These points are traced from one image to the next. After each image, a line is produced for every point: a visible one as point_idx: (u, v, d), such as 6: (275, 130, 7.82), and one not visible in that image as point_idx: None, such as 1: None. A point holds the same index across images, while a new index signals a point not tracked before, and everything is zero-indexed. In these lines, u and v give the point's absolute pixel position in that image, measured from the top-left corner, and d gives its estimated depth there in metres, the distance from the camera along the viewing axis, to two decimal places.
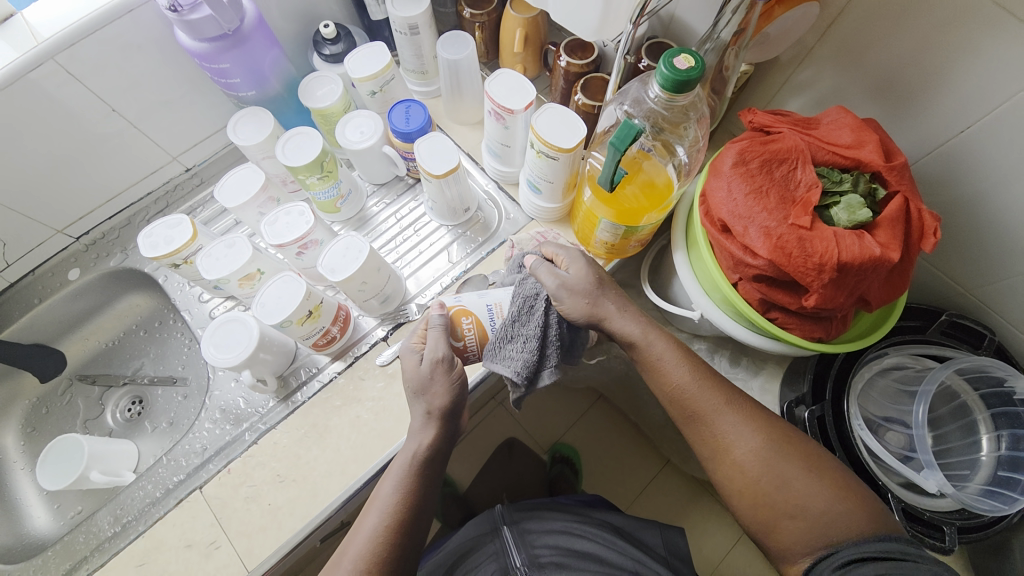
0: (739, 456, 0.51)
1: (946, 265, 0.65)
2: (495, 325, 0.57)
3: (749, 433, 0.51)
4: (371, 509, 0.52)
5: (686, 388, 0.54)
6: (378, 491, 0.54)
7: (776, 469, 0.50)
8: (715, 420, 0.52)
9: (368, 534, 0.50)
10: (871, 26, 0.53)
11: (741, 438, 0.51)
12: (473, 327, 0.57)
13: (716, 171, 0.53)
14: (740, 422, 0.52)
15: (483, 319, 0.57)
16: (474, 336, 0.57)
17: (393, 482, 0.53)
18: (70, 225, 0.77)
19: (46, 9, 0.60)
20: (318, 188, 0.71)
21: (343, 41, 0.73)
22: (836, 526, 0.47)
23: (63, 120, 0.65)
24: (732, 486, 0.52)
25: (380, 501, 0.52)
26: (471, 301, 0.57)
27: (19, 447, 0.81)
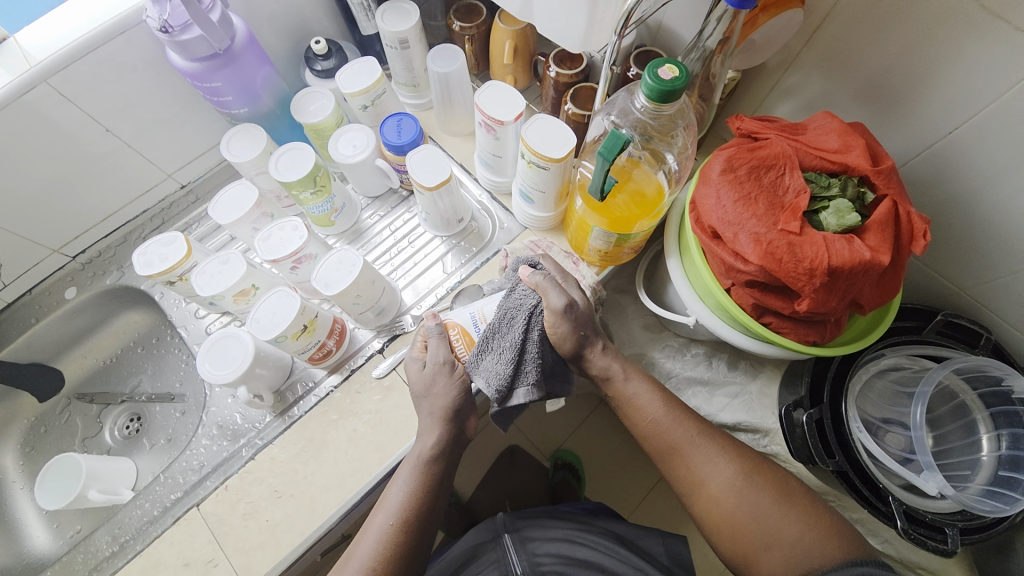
0: (715, 487, 0.56)
1: (940, 265, 0.65)
2: (479, 331, 0.60)
3: (723, 465, 0.57)
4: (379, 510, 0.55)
5: (664, 426, 0.59)
6: (387, 492, 0.56)
7: (749, 500, 0.55)
8: (692, 454, 0.58)
9: (375, 535, 0.52)
10: (856, 31, 0.54)
11: (715, 471, 0.57)
12: (460, 337, 0.60)
13: (705, 178, 0.53)
14: (713, 455, 0.57)
15: (467, 327, 0.60)
16: (462, 345, 0.59)
17: (400, 485, 0.55)
18: (66, 244, 0.78)
19: (39, 32, 0.61)
20: (312, 203, 0.71)
21: (334, 56, 0.74)
22: (809, 552, 0.51)
23: (59, 141, 0.66)
24: (713, 520, 0.56)
25: (390, 500, 0.54)
26: (458, 313, 0.61)
27: (18, 467, 0.81)
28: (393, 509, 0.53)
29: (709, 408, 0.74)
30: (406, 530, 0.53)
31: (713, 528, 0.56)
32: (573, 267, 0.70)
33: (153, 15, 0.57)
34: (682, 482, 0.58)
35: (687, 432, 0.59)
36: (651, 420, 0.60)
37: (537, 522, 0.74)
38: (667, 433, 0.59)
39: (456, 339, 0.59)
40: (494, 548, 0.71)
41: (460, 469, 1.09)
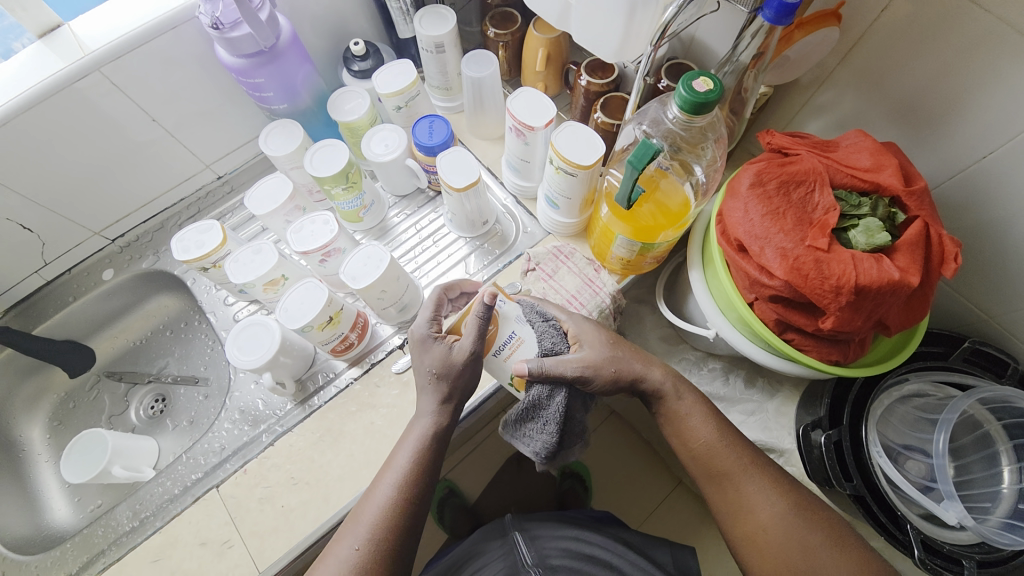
0: (765, 516, 0.55)
1: (971, 291, 0.64)
2: (499, 347, 0.53)
3: (774, 496, 0.56)
4: (367, 499, 0.54)
5: (716, 449, 0.58)
6: (380, 478, 0.55)
7: (797, 535, 0.54)
8: (745, 482, 0.57)
9: (380, 500, 0.53)
10: (892, 50, 0.54)
11: (767, 500, 0.56)
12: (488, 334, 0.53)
13: (733, 192, 0.53)
14: (766, 484, 0.57)
15: (501, 335, 0.53)
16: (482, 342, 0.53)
17: (397, 466, 0.54)
18: (106, 227, 0.81)
19: (93, 23, 0.64)
20: (343, 199, 0.73)
21: (371, 58, 0.76)
22: None
23: (106, 128, 0.69)
24: (753, 549, 0.55)
25: (391, 472, 0.54)
26: (512, 312, 0.53)
27: (46, 439, 0.84)
28: (392, 489, 0.53)
29: None
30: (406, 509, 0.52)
31: (753, 556, 0.55)
32: (594, 275, 0.71)
33: (205, 12, 0.60)
34: (727, 506, 0.57)
35: (741, 459, 0.58)
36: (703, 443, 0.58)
37: (547, 523, 0.74)
38: (718, 456, 0.58)
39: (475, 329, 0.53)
40: (502, 544, 0.72)
41: (470, 471, 1.10)
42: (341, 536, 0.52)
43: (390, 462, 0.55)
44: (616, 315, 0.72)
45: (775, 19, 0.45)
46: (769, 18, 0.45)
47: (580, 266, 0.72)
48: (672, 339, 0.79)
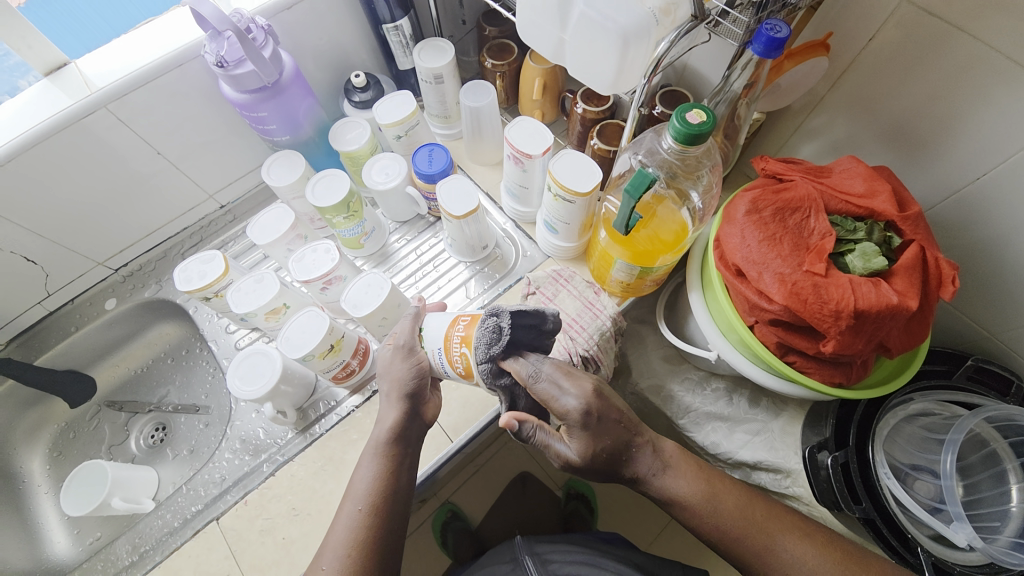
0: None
1: (971, 310, 0.64)
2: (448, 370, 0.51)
3: (807, 555, 0.51)
4: (317, 561, 0.49)
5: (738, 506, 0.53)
6: (329, 536, 0.50)
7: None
8: (774, 552, 0.51)
9: (347, 523, 0.50)
10: (881, 76, 0.55)
11: (805, 571, 0.50)
12: (461, 359, 0.49)
13: (730, 218, 0.54)
14: (797, 554, 0.51)
15: (443, 359, 0.51)
16: (463, 364, 0.49)
17: (345, 526, 0.50)
18: (110, 257, 0.82)
19: (99, 62, 0.66)
20: (344, 227, 0.74)
21: (372, 89, 0.78)
22: None
23: (110, 161, 0.70)
24: None
25: (333, 544, 0.49)
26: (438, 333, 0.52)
27: (46, 470, 0.83)
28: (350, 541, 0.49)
29: (728, 446, 0.73)
30: (362, 564, 0.48)
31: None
32: (594, 297, 0.71)
33: (210, 51, 0.61)
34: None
35: (767, 523, 0.52)
36: (710, 518, 0.52)
37: (557, 545, 0.74)
38: (737, 533, 0.52)
39: (455, 359, 0.50)
40: (513, 568, 0.72)
41: (473, 494, 1.09)
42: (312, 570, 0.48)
43: (328, 538, 0.50)
44: (617, 337, 0.72)
45: (764, 53, 0.46)
46: (759, 51, 0.46)
47: (580, 289, 0.72)
48: (674, 359, 0.79)
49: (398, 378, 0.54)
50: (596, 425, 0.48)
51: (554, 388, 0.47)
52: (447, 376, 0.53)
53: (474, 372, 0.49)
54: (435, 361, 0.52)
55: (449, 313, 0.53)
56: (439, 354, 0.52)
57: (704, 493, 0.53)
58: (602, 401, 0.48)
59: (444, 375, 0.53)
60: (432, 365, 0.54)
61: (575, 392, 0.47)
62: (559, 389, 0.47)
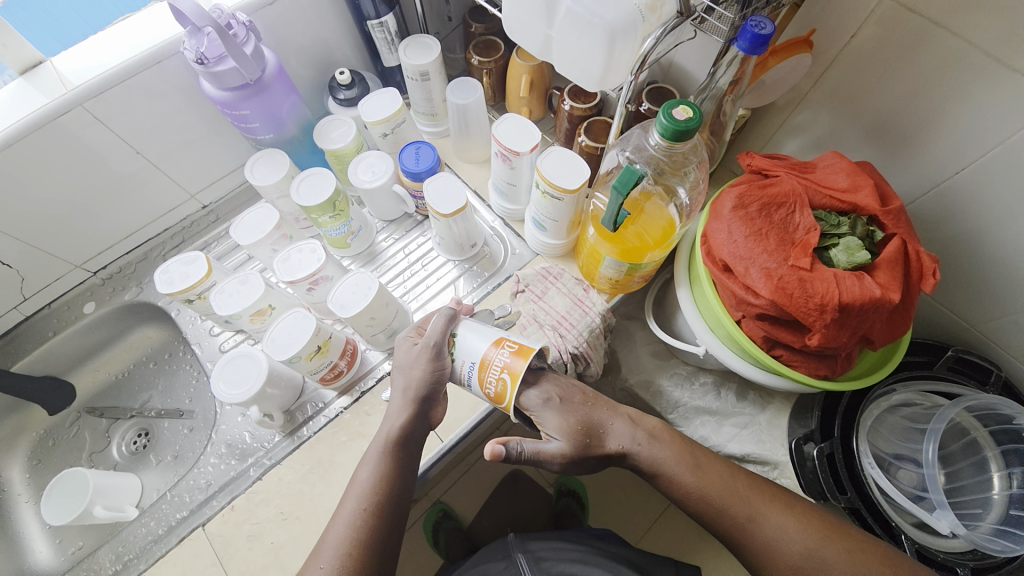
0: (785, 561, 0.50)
1: (952, 302, 0.66)
2: (473, 386, 0.53)
3: (792, 528, 0.51)
4: (315, 558, 0.48)
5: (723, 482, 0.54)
6: (328, 533, 0.50)
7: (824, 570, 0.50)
8: (761, 526, 0.52)
9: (347, 519, 0.50)
10: (863, 73, 0.56)
11: (786, 540, 0.51)
12: (496, 383, 0.51)
13: (716, 214, 0.54)
14: (778, 523, 0.52)
15: (473, 375, 0.53)
16: (495, 389, 0.51)
17: (345, 522, 0.50)
18: (88, 260, 0.80)
19: (74, 59, 0.64)
20: (330, 226, 0.73)
21: (357, 86, 0.77)
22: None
23: (87, 161, 0.68)
24: None
25: (332, 542, 0.49)
26: (477, 348, 0.53)
27: (23, 480, 0.81)
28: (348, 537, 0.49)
29: (717, 439, 0.74)
30: (361, 561, 0.48)
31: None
32: (584, 294, 0.71)
33: (191, 47, 0.60)
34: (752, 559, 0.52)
35: (751, 495, 0.53)
36: (692, 489, 0.53)
37: (549, 542, 0.74)
38: (719, 503, 0.53)
39: (490, 381, 0.51)
40: (506, 567, 0.72)
41: (464, 493, 1.08)
42: (309, 567, 0.48)
43: (326, 537, 0.50)
44: (606, 334, 0.72)
45: (750, 49, 0.46)
46: (744, 48, 0.46)
47: (569, 286, 0.72)
48: (662, 355, 0.79)
49: (418, 378, 0.55)
50: (563, 406, 0.54)
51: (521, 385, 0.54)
52: (467, 386, 0.55)
53: (506, 400, 0.51)
54: (462, 371, 0.54)
55: (491, 333, 0.53)
56: (471, 369, 0.53)
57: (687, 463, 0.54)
58: (562, 388, 0.55)
59: (463, 383, 0.55)
60: (454, 371, 0.55)
61: (540, 385, 0.54)
62: (525, 381, 0.54)
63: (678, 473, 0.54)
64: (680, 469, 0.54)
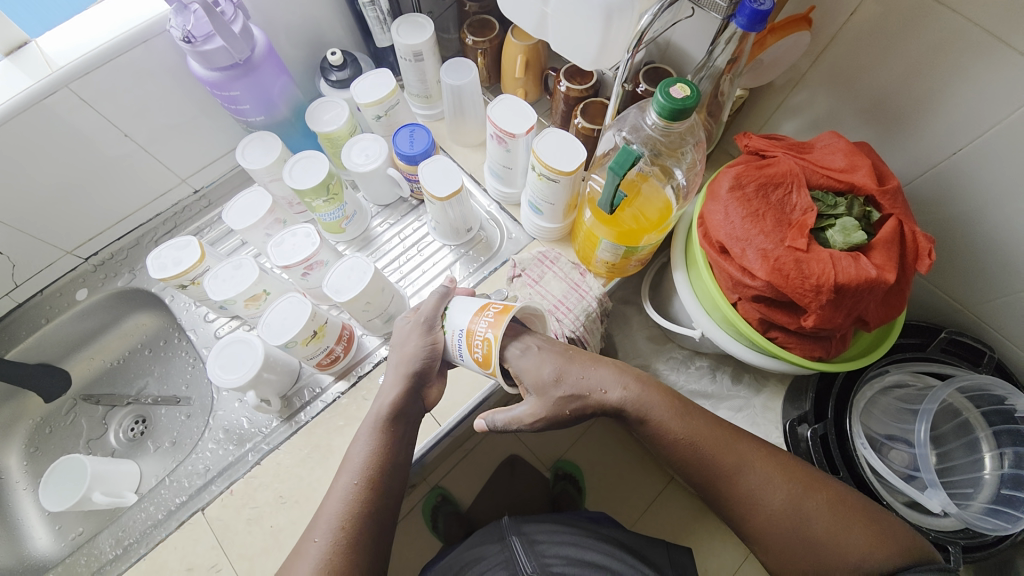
0: (764, 513, 0.52)
1: (946, 284, 0.66)
2: (465, 354, 0.54)
3: (774, 484, 0.52)
4: (310, 533, 0.49)
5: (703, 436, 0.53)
6: (322, 509, 0.51)
7: (803, 525, 0.50)
8: (743, 478, 0.52)
9: (340, 496, 0.50)
10: (862, 51, 0.55)
11: (768, 494, 0.51)
12: (482, 347, 0.52)
13: (714, 195, 0.54)
14: (763, 477, 0.52)
15: (465, 343, 0.54)
16: (481, 353, 0.52)
17: (340, 500, 0.50)
18: (79, 246, 0.79)
19: (57, 38, 0.62)
20: (324, 211, 0.72)
21: (349, 67, 0.75)
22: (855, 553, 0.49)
23: (74, 145, 0.67)
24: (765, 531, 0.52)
25: (326, 518, 0.49)
26: (462, 318, 0.55)
27: (21, 467, 0.81)
28: (342, 514, 0.49)
29: None
30: (354, 540, 0.48)
31: (756, 547, 0.54)
32: (580, 278, 0.71)
33: (176, 25, 0.58)
34: (732, 507, 0.53)
35: (735, 446, 0.53)
36: (682, 437, 0.53)
37: (544, 526, 0.75)
38: (706, 451, 0.53)
39: (477, 343, 0.52)
40: (501, 549, 0.73)
41: (461, 478, 1.09)
42: (304, 541, 0.49)
43: (322, 511, 0.50)
44: (603, 318, 0.72)
45: (748, 26, 0.46)
46: (742, 25, 0.46)
47: (566, 271, 0.72)
48: (658, 339, 0.80)
49: (410, 353, 0.57)
50: (542, 351, 0.55)
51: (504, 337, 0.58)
52: (460, 361, 0.56)
53: (492, 363, 0.51)
54: (453, 343, 0.55)
55: (475, 305, 0.55)
56: (458, 338, 0.54)
57: (677, 413, 0.54)
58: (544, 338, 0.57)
59: (456, 357, 0.56)
60: (446, 347, 0.56)
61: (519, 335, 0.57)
62: (511, 337, 0.57)
63: (667, 422, 0.53)
64: (669, 418, 0.53)
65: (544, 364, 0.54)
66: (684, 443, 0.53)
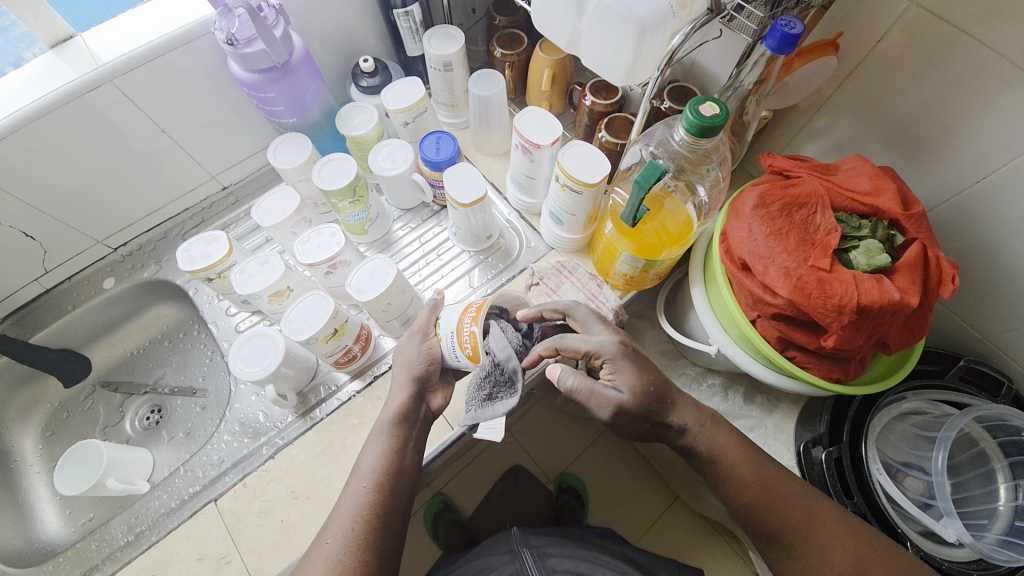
0: (828, 572, 0.52)
1: (965, 312, 0.66)
2: (457, 352, 0.56)
3: (835, 538, 0.52)
4: (322, 534, 0.49)
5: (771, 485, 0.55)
6: (335, 511, 0.51)
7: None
8: (801, 529, 0.53)
9: (352, 498, 0.51)
10: (887, 78, 0.56)
11: (835, 553, 0.52)
12: (469, 340, 0.54)
13: (737, 212, 0.54)
14: (830, 536, 0.53)
15: (455, 340, 0.55)
16: (471, 345, 0.54)
17: (351, 501, 0.50)
18: (109, 236, 0.81)
19: (105, 36, 0.65)
20: (349, 212, 0.74)
21: (380, 74, 0.77)
22: None
23: (112, 138, 0.70)
24: None
25: (339, 518, 0.49)
26: (449, 318, 0.57)
27: (38, 450, 0.82)
28: (354, 516, 0.49)
29: None
30: (365, 541, 0.48)
31: None
32: (597, 290, 0.72)
33: (221, 28, 0.61)
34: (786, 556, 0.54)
35: (807, 503, 0.54)
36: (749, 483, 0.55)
37: (553, 539, 0.74)
38: (774, 506, 0.54)
39: (466, 339, 0.54)
40: (510, 560, 0.72)
41: (466, 485, 1.09)
42: (317, 543, 0.49)
43: (335, 512, 0.51)
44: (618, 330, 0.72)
45: (778, 49, 0.46)
46: (772, 47, 0.47)
47: (583, 281, 0.72)
48: (671, 354, 0.80)
49: (410, 359, 0.58)
50: (637, 359, 0.53)
51: (581, 337, 0.54)
52: (457, 364, 0.57)
53: (480, 353, 0.54)
54: (445, 347, 0.57)
55: (461, 305, 0.58)
56: (451, 339, 0.56)
57: (748, 463, 0.55)
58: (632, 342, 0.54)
59: (453, 363, 0.58)
60: (443, 353, 0.58)
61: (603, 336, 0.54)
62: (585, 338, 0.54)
63: (733, 475, 0.55)
64: (735, 465, 0.55)
65: (640, 370, 0.52)
66: (750, 494, 0.54)
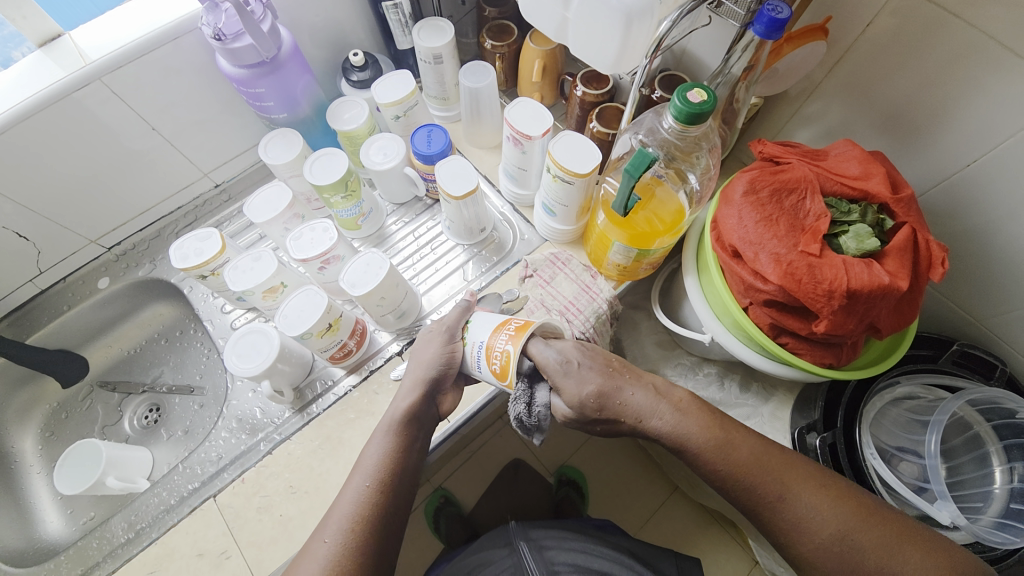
0: (813, 544, 0.48)
1: (958, 295, 0.66)
2: (484, 365, 0.55)
3: (823, 512, 0.48)
4: (319, 532, 0.49)
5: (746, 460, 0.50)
6: (333, 509, 0.51)
7: (855, 557, 0.46)
8: (787, 505, 0.49)
9: (353, 495, 0.51)
10: (877, 62, 0.56)
11: (817, 523, 0.48)
12: (500, 357, 0.53)
13: (727, 199, 0.54)
14: (809, 507, 0.48)
15: (487, 356, 0.54)
16: (501, 363, 0.53)
17: (351, 499, 0.50)
18: (103, 235, 0.81)
19: (92, 33, 0.64)
20: (341, 207, 0.73)
21: (370, 68, 0.77)
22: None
23: (102, 137, 0.69)
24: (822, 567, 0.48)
25: (337, 516, 0.49)
26: (482, 332, 0.56)
27: (38, 450, 0.83)
28: (352, 514, 0.49)
29: None
30: (362, 540, 0.48)
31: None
32: (591, 281, 0.72)
33: (207, 23, 0.60)
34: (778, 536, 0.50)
35: (784, 472, 0.50)
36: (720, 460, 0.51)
37: (552, 531, 0.75)
38: (749, 481, 0.50)
39: (496, 355, 0.53)
40: (509, 554, 0.73)
41: (466, 479, 1.10)
42: (312, 541, 0.49)
43: (333, 510, 0.51)
44: (612, 321, 0.73)
45: (766, 33, 0.46)
46: (760, 32, 0.46)
47: (577, 272, 0.72)
48: (667, 344, 0.80)
49: (429, 360, 0.59)
50: (580, 370, 0.54)
51: (540, 344, 0.55)
52: (478, 373, 0.57)
53: (510, 374, 0.52)
54: (471, 354, 0.56)
55: (496, 319, 0.57)
56: (479, 350, 0.55)
57: (715, 436, 0.51)
58: (584, 351, 0.55)
59: (474, 371, 0.57)
60: (464, 359, 0.58)
61: (557, 346, 0.55)
62: (545, 342, 0.55)
63: (706, 453, 0.51)
64: (706, 445, 0.51)
65: (584, 382, 0.53)
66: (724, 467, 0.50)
